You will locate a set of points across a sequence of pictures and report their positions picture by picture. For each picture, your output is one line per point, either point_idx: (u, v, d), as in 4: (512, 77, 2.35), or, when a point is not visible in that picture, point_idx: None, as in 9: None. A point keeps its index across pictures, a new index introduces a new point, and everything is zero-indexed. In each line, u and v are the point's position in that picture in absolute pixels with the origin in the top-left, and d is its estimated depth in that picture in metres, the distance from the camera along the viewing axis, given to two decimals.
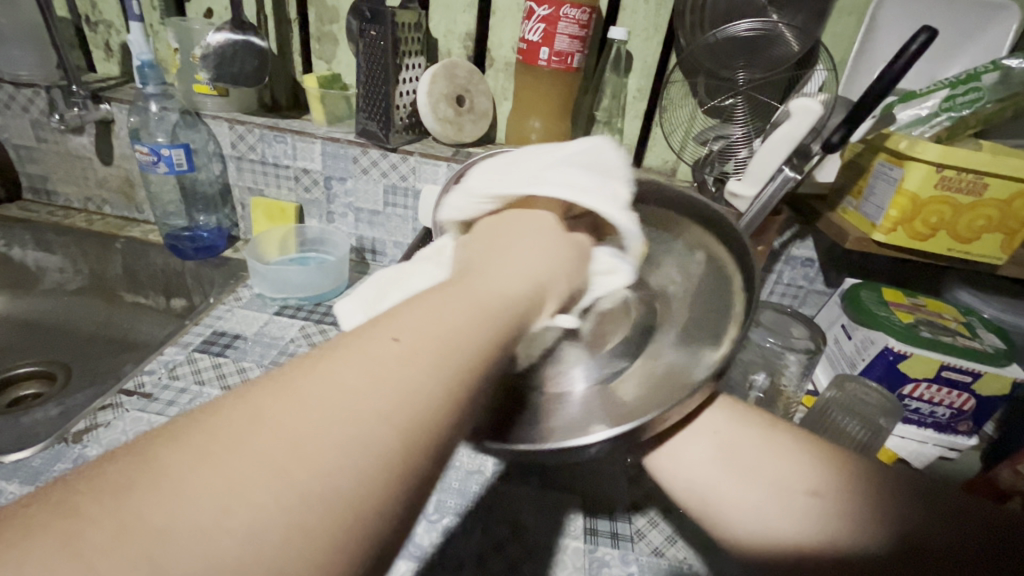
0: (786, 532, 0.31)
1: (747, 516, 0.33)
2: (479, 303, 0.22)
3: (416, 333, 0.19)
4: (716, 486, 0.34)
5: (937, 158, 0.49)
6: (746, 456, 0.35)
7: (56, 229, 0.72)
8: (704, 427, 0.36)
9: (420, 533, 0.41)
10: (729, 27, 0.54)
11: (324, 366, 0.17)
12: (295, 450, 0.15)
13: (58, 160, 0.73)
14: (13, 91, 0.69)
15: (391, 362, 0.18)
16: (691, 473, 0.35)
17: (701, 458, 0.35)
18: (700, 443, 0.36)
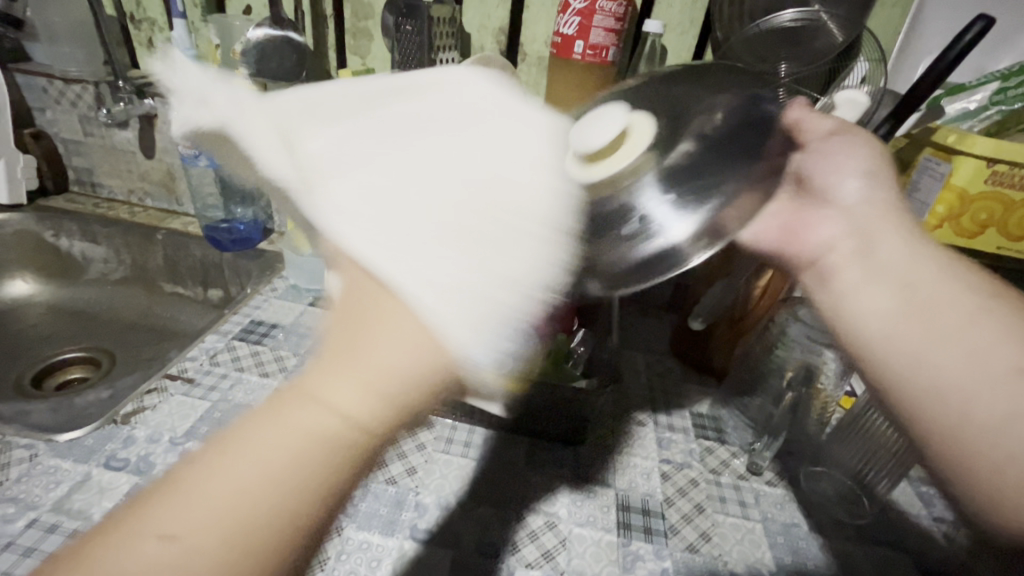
0: (966, 396, 0.29)
1: (918, 376, 0.31)
2: (313, 425, 0.20)
3: (253, 470, 0.20)
4: (885, 329, 0.32)
5: (987, 152, 0.47)
6: (943, 310, 0.31)
7: (101, 220, 0.75)
8: (890, 254, 0.33)
9: (455, 521, 0.41)
10: (772, 18, 0.54)
11: (179, 519, 0.19)
12: None
13: (104, 153, 0.76)
14: (63, 86, 0.71)
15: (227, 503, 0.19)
16: (858, 310, 0.33)
17: (886, 298, 0.32)
18: (885, 279, 0.32)
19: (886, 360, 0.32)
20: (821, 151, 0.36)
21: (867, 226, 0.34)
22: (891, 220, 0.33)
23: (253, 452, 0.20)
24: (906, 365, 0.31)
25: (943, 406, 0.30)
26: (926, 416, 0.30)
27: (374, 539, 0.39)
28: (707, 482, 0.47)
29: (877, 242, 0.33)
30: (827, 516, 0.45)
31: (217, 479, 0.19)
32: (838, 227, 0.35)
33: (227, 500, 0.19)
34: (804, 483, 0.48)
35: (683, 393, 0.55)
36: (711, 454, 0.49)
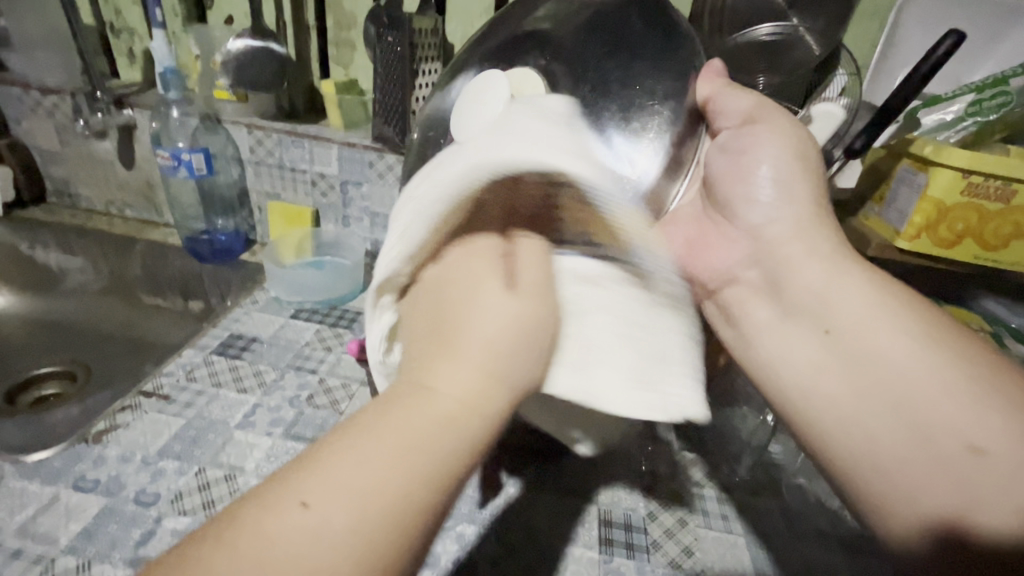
0: (881, 446, 0.30)
1: (838, 421, 0.32)
2: (432, 428, 0.25)
3: (358, 462, 0.23)
4: (810, 372, 0.34)
5: (963, 163, 0.48)
6: (871, 357, 0.31)
7: (78, 231, 0.74)
8: (808, 290, 0.35)
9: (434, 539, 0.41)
10: (748, 30, 0.55)
11: (317, 490, 0.22)
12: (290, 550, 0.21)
13: (82, 163, 0.75)
14: (40, 97, 0.70)
15: (341, 487, 0.22)
16: (771, 345, 0.37)
17: (808, 341, 0.35)
18: (807, 318, 0.35)
19: (808, 400, 0.34)
20: (727, 141, 0.39)
21: (771, 248, 0.37)
22: (817, 254, 0.35)
23: (365, 442, 0.24)
24: (824, 411, 0.33)
25: (861, 452, 0.31)
26: (844, 460, 0.32)
27: None
28: (690, 495, 0.47)
29: (798, 278, 0.35)
30: (811, 528, 0.45)
31: (348, 458, 0.23)
32: (739, 251, 0.40)
33: (364, 479, 0.23)
34: (787, 495, 0.48)
35: None
36: (695, 466, 0.49)
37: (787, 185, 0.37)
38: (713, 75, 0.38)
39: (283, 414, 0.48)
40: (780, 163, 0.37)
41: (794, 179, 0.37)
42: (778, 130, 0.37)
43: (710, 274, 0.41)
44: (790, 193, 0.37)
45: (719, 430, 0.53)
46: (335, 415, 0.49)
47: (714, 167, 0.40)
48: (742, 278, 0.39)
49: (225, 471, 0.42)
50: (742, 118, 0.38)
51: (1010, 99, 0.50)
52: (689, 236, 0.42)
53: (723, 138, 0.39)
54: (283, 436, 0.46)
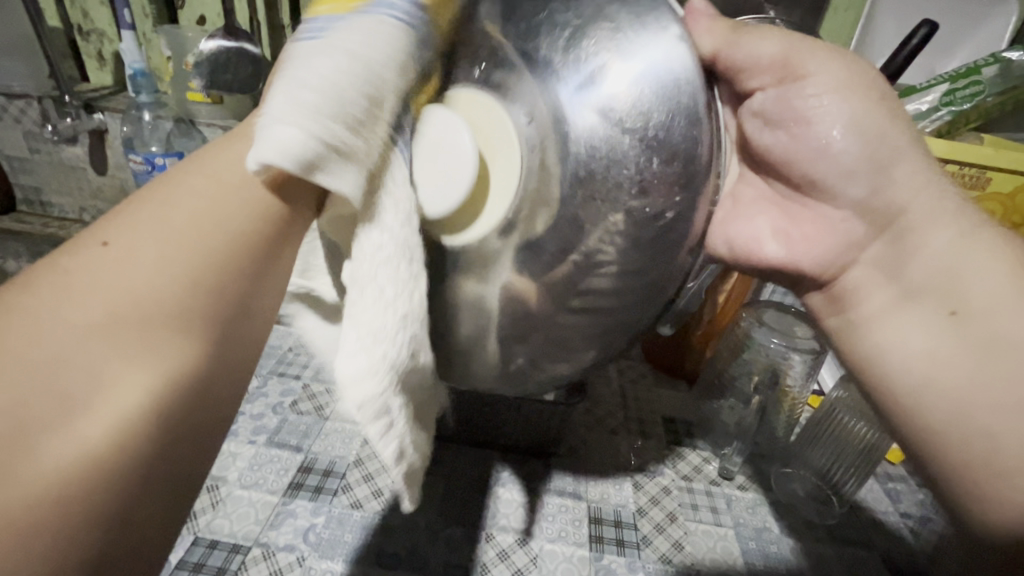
0: (1020, 443, 0.26)
1: (958, 414, 0.28)
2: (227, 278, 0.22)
3: (146, 258, 0.20)
4: (928, 357, 0.29)
5: (939, 152, 0.48)
6: (1011, 345, 0.27)
7: (51, 241, 0.72)
8: (933, 269, 0.30)
9: (422, 543, 0.40)
10: (725, 24, 0.54)
11: (126, 248, 0.20)
12: (54, 341, 0.18)
13: (52, 170, 0.73)
14: (6, 103, 0.68)
15: (106, 304, 0.19)
16: (878, 333, 0.32)
17: (925, 326, 0.30)
18: (930, 299, 0.30)
19: (918, 396, 0.29)
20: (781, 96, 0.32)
21: (889, 216, 0.31)
22: (943, 219, 0.30)
23: (157, 239, 0.21)
24: (939, 407, 0.28)
25: (987, 449, 0.27)
26: (960, 455, 0.28)
27: (337, 568, 0.38)
28: (678, 489, 0.47)
29: (926, 247, 0.30)
30: (799, 519, 0.46)
31: (125, 274, 0.20)
32: (851, 227, 0.33)
33: (124, 302, 0.19)
34: (775, 486, 0.48)
35: (655, 398, 0.55)
36: (683, 460, 0.49)
37: (870, 145, 0.30)
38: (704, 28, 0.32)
39: (266, 422, 0.48)
40: (863, 120, 0.30)
41: (885, 127, 0.30)
42: (840, 74, 0.31)
43: (820, 261, 0.35)
44: (878, 156, 0.30)
45: (706, 423, 0.53)
46: (320, 421, 0.48)
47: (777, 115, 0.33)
48: (859, 260, 0.33)
49: (206, 483, 0.42)
50: (778, 73, 0.32)
51: (982, 88, 0.51)
52: (778, 225, 0.37)
53: (764, 102, 0.33)
54: (267, 444, 0.45)
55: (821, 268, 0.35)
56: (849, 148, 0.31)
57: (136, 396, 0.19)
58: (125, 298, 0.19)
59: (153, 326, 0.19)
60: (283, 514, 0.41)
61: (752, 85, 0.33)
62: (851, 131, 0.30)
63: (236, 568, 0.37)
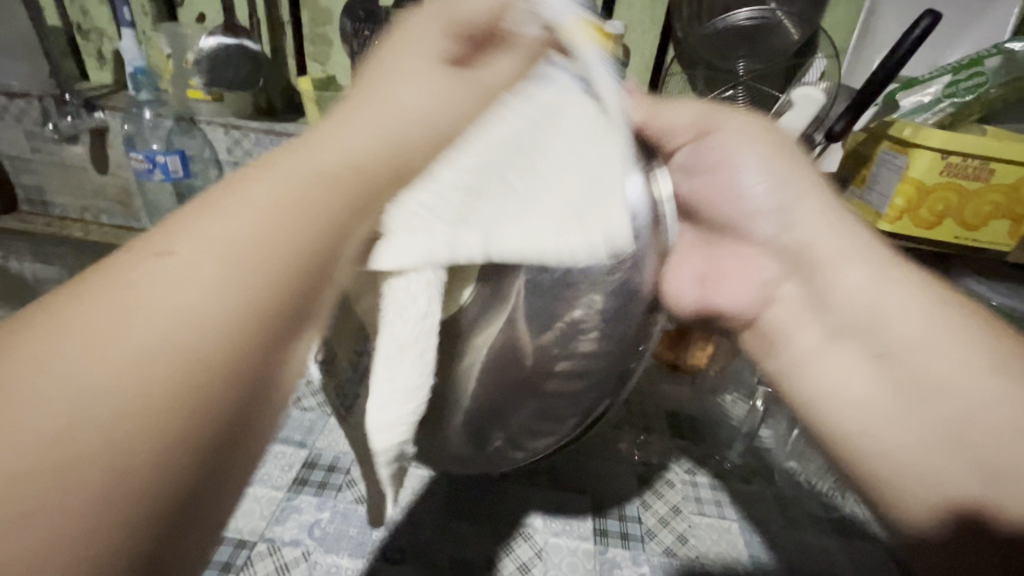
0: (908, 441, 0.31)
1: (866, 425, 0.33)
2: (287, 268, 0.16)
3: (191, 248, 0.15)
4: (853, 385, 0.34)
5: (941, 144, 0.48)
6: (930, 381, 0.31)
7: (53, 240, 0.72)
8: (853, 305, 0.34)
9: (427, 538, 0.40)
10: (728, 15, 0.55)
11: (181, 247, 0.15)
12: (66, 398, 0.13)
13: (53, 169, 0.73)
14: (7, 103, 0.68)
15: (131, 324, 0.14)
16: (832, 375, 0.35)
17: (860, 366, 0.34)
18: (861, 344, 0.34)
19: (869, 437, 0.32)
20: (714, 146, 0.39)
21: (801, 255, 0.37)
22: (859, 259, 0.34)
23: (207, 221, 0.15)
24: (887, 449, 0.32)
25: (877, 447, 0.32)
26: (868, 455, 0.32)
27: (343, 563, 0.38)
28: (683, 484, 0.47)
29: (837, 286, 0.35)
30: (803, 512, 0.46)
31: (160, 277, 0.14)
32: (768, 267, 0.39)
33: (165, 321, 0.14)
34: (779, 479, 0.48)
35: (658, 393, 0.55)
36: (687, 454, 0.49)
37: (779, 183, 0.37)
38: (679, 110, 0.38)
39: None
40: (770, 168, 0.37)
41: (789, 171, 0.37)
42: (741, 131, 0.38)
43: (740, 303, 0.40)
44: (786, 195, 0.37)
45: (708, 417, 0.53)
46: (324, 417, 0.48)
47: (698, 181, 0.41)
48: (779, 296, 0.39)
49: None
50: (695, 133, 0.39)
51: (984, 79, 0.51)
52: (701, 270, 0.42)
53: (685, 156, 0.40)
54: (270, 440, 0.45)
55: (745, 308, 0.40)
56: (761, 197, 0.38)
57: (179, 447, 0.14)
58: (147, 320, 0.14)
59: (181, 348, 0.14)
60: (288, 509, 0.41)
61: (676, 142, 0.40)
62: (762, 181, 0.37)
63: (242, 564, 0.37)
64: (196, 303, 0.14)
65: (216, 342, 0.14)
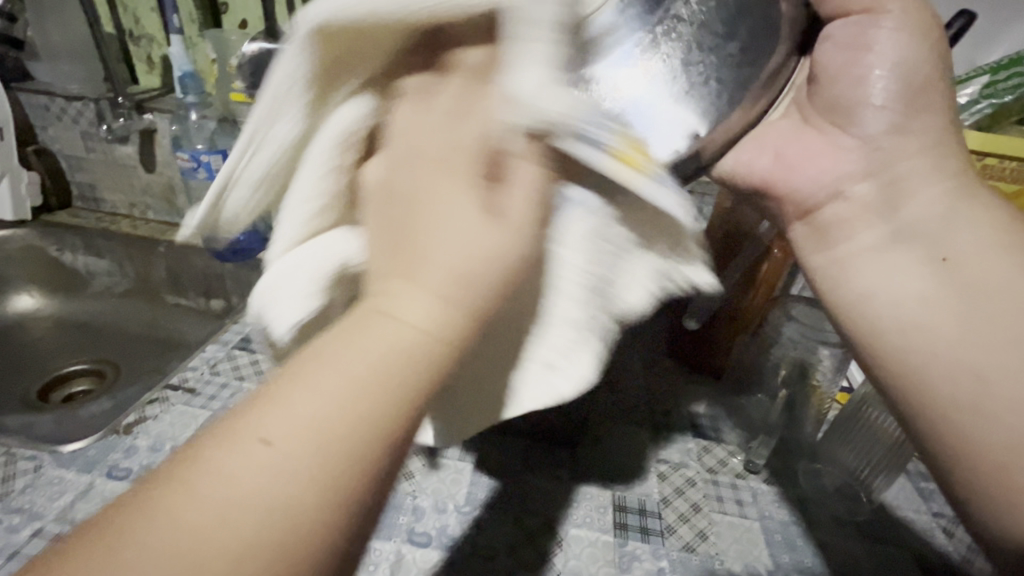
0: (947, 346, 0.30)
1: (907, 325, 0.31)
2: (341, 428, 0.18)
3: (302, 391, 0.19)
4: (915, 291, 0.32)
5: (978, 146, 0.48)
6: (986, 286, 0.30)
7: (104, 234, 0.76)
8: (923, 216, 0.32)
9: (451, 524, 0.42)
10: None
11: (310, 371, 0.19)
12: (238, 496, 0.17)
13: (105, 168, 0.77)
14: (64, 105, 0.73)
15: (275, 449, 0.18)
16: (868, 274, 0.33)
17: (918, 268, 0.32)
18: (915, 249, 0.32)
19: (909, 333, 0.31)
20: (845, 35, 0.33)
21: (888, 161, 0.33)
22: (940, 175, 0.32)
23: (321, 359, 0.19)
24: (927, 346, 0.31)
25: (924, 352, 0.31)
26: (896, 359, 0.32)
27: (372, 544, 0.40)
28: (704, 482, 0.47)
29: (913, 200, 0.33)
30: (827, 513, 0.45)
31: (297, 397, 0.19)
32: (850, 161, 0.34)
33: (301, 442, 0.18)
34: (802, 481, 0.48)
35: (681, 392, 0.55)
36: (709, 453, 0.49)
37: (914, 91, 0.32)
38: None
39: None
40: (912, 55, 0.32)
41: (922, 89, 0.32)
42: (906, 18, 0.32)
43: (812, 184, 0.36)
44: (913, 101, 0.32)
45: (733, 418, 0.53)
46: None
47: (827, 65, 0.34)
48: (850, 192, 0.35)
49: None
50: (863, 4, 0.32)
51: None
52: (777, 148, 0.37)
53: (836, 32, 0.33)
54: None
55: (813, 192, 0.36)
56: (885, 125, 0.33)
57: (308, 530, 0.17)
58: (283, 430, 0.18)
59: (297, 463, 0.18)
60: None
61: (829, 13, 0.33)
62: (897, 72, 0.32)
63: None
64: (274, 479, 0.18)
65: (331, 466, 0.18)
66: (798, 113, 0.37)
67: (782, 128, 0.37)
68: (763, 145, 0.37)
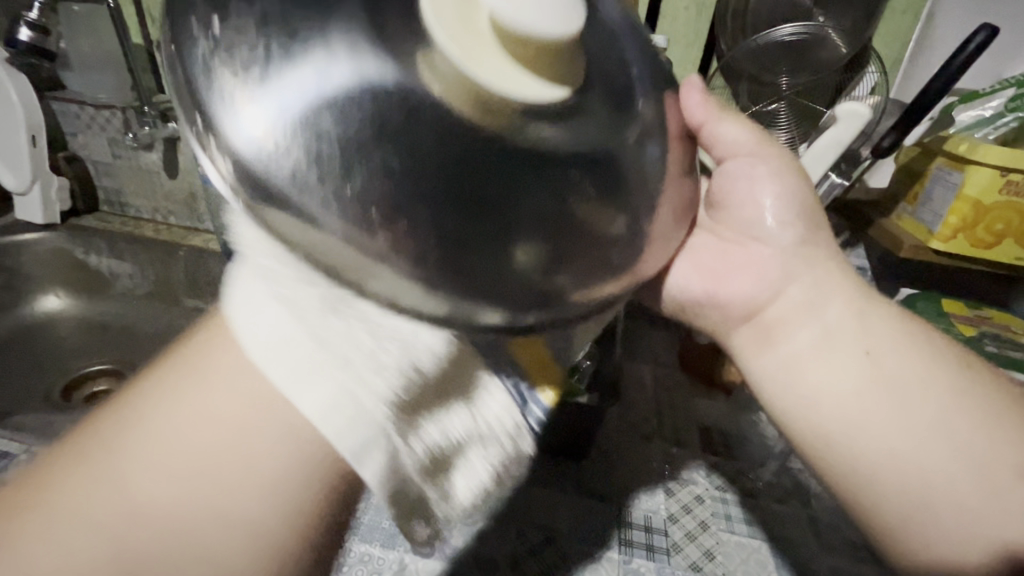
0: (881, 444, 0.32)
1: (844, 429, 0.33)
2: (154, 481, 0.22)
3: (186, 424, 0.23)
4: (848, 390, 0.33)
5: (1002, 162, 0.47)
6: (903, 383, 0.33)
7: (127, 238, 0.78)
8: (844, 320, 0.35)
9: (454, 536, 0.42)
10: (772, 32, 0.56)
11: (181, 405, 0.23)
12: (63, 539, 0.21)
13: (130, 174, 0.80)
14: (94, 113, 0.75)
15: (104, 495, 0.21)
16: (810, 375, 0.34)
17: (849, 364, 0.34)
18: (837, 348, 0.34)
19: (856, 429, 0.33)
20: (736, 171, 0.38)
21: (799, 267, 0.37)
22: (844, 287, 0.36)
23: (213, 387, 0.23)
24: (865, 446, 0.32)
25: (864, 450, 0.32)
26: (842, 462, 0.33)
27: (374, 552, 0.40)
28: (712, 500, 0.46)
29: (831, 304, 0.35)
30: (840, 538, 0.44)
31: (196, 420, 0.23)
32: (767, 270, 0.37)
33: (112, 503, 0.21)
34: (816, 503, 0.47)
35: (690, 406, 0.54)
36: (717, 470, 0.49)
37: (807, 209, 0.38)
38: (701, 94, 0.37)
39: None
40: (790, 186, 0.38)
41: (806, 206, 0.38)
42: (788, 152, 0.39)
43: (742, 298, 0.38)
44: (807, 220, 0.38)
45: (743, 435, 0.52)
46: None
47: (730, 193, 0.39)
48: (784, 294, 0.37)
49: None
50: (742, 147, 0.38)
51: None
52: (698, 265, 0.40)
53: (730, 166, 0.39)
54: None
55: (747, 299, 0.38)
56: (788, 233, 0.37)
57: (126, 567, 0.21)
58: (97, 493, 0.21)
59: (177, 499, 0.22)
60: None
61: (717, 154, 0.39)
62: (784, 197, 0.38)
63: None
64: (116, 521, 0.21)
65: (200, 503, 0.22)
66: (710, 241, 0.40)
67: (702, 248, 0.40)
68: (694, 264, 0.40)
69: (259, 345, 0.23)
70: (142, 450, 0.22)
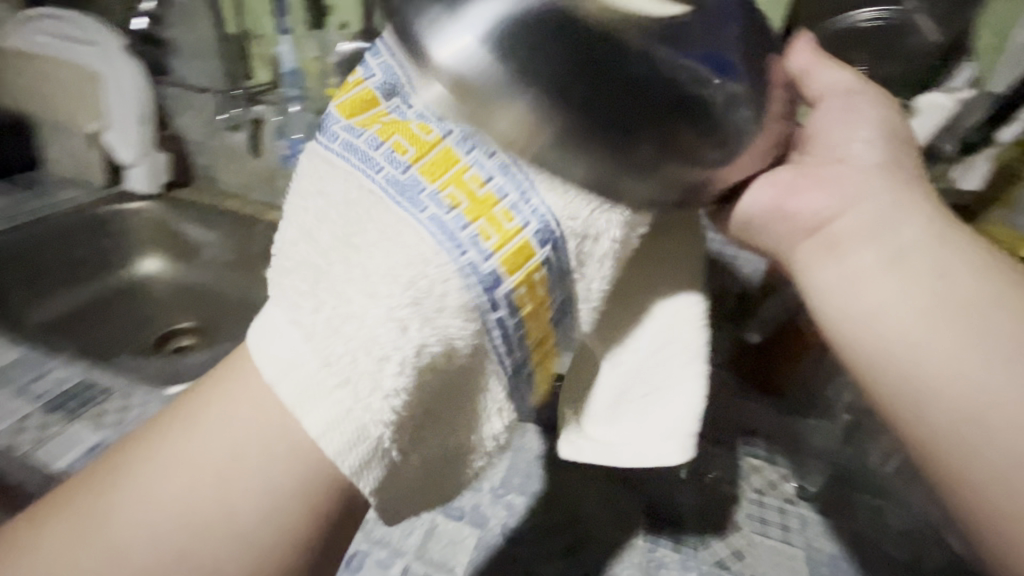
0: (940, 370, 0.28)
1: (902, 349, 0.29)
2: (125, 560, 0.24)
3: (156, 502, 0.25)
4: (908, 311, 0.29)
5: None
6: (974, 308, 0.28)
7: (215, 210, 0.86)
8: (920, 239, 0.30)
9: (484, 503, 0.44)
10: (849, 16, 0.53)
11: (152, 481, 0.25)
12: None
13: (220, 152, 0.87)
14: (193, 95, 0.84)
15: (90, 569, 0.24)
16: (866, 296, 0.30)
17: (915, 287, 0.29)
18: (901, 263, 0.30)
19: (909, 355, 0.29)
20: (831, 112, 0.34)
21: (892, 184, 0.32)
22: (920, 205, 0.31)
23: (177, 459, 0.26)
24: (927, 367, 0.28)
25: (915, 375, 0.28)
26: (889, 384, 0.29)
27: None
28: (749, 502, 0.45)
29: (906, 221, 0.30)
30: (885, 556, 0.42)
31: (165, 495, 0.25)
32: (849, 189, 0.32)
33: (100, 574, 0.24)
34: (860, 517, 0.45)
35: (737, 406, 0.52)
36: (757, 472, 0.47)
37: (897, 137, 0.34)
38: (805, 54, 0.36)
39: None
40: (882, 118, 0.34)
41: (891, 131, 0.34)
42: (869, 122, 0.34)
43: (815, 209, 0.32)
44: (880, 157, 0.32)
45: (787, 441, 0.49)
46: None
47: (822, 126, 0.34)
48: (856, 208, 0.31)
49: None
50: (840, 85, 0.35)
51: None
52: (783, 187, 0.33)
53: (828, 101, 0.35)
54: None
55: (819, 213, 0.32)
56: (865, 152, 0.33)
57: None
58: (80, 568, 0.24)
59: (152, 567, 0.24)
60: None
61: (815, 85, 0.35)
62: (848, 119, 0.34)
63: None
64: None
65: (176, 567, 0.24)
66: (791, 166, 0.33)
67: (781, 169, 0.33)
68: (768, 186, 0.32)
69: (274, 360, 0.24)
70: (139, 491, 0.25)
